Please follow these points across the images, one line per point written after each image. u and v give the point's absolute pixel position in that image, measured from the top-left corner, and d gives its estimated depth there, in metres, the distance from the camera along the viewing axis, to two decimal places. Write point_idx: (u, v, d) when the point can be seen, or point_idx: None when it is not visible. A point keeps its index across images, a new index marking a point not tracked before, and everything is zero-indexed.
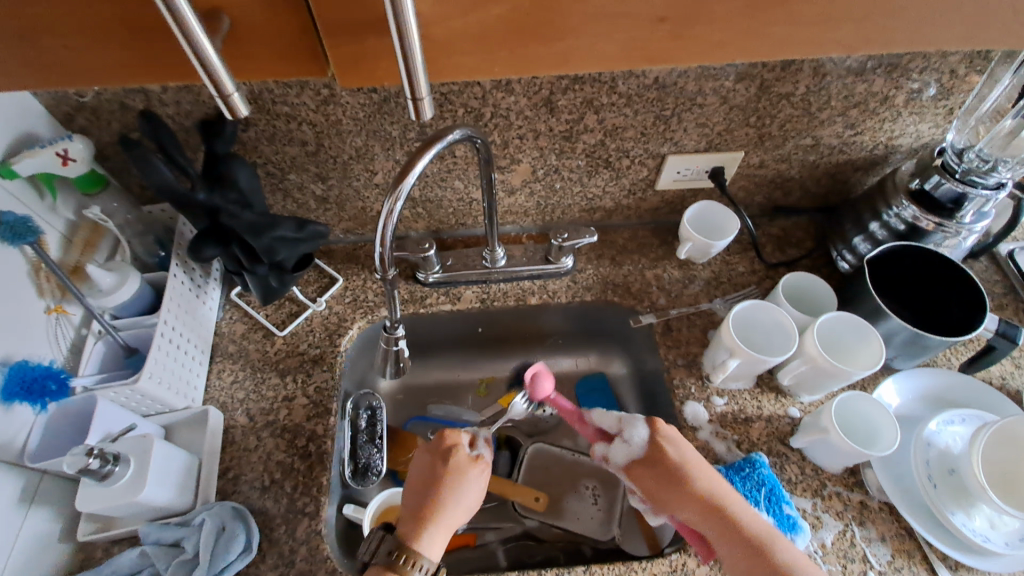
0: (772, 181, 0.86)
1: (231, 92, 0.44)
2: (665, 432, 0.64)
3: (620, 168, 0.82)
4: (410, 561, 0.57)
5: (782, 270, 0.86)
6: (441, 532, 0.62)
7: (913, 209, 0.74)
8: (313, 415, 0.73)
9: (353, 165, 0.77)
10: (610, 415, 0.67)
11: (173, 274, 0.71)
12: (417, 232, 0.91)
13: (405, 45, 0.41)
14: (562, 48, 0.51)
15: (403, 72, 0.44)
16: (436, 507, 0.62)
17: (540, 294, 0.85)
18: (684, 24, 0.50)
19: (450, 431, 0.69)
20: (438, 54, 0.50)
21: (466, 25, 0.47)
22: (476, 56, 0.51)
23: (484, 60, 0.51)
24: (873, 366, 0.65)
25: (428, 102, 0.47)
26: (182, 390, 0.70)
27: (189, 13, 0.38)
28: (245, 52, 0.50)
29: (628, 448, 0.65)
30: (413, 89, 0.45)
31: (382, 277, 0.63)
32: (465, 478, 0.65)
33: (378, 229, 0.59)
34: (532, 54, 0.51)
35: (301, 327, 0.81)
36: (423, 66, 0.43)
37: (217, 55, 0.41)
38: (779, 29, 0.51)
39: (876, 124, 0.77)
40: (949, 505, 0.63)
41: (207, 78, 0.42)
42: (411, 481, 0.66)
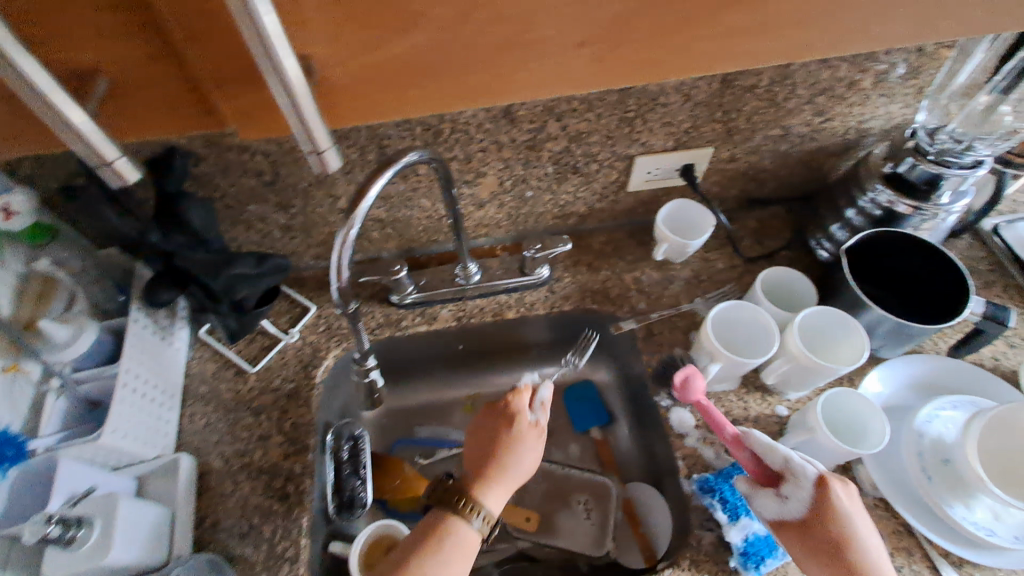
0: (746, 174, 0.84)
1: (113, 159, 0.43)
2: (835, 498, 0.55)
3: (589, 173, 0.80)
4: (471, 507, 0.58)
5: (762, 263, 0.85)
6: (503, 486, 0.61)
7: (888, 193, 0.72)
8: (290, 453, 0.71)
9: (314, 191, 0.74)
10: (777, 453, 0.57)
11: (133, 320, 0.70)
12: (389, 253, 0.88)
13: (293, 99, 0.41)
14: (494, 70, 0.48)
15: (297, 126, 0.43)
16: (499, 460, 0.62)
17: (517, 307, 0.83)
18: (630, 39, 0.48)
19: (510, 391, 0.68)
20: (346, 92, 0.48)
21: (367, 64, 0.46)
22: (385, 95, 0.49)
23: (397, 97, 0.49)
24: (857, 360, 0.63)
25: (331, 152, 0.46)
26: (150, 440, 0.68)
27: (49, 85, 0.39)
28: (142, 109, 0.49)
29: (781, 507, 0.56)
30: (312, 140, 0.44)
31: (343, 312, 0.61)
32: (525, 438, 0.64)
33: (333, 256, 0.56)
34: (451, 86, 0.49)
35: (274, 361, 0.78)
36: (315, 116, 0.42)
37: (86, 122, 0.40)
38: (730, 36, 0.49)
39: (846, 109, 0.75)
40: (948, 498, 0.62)
41: (82, 146, 0.41)
42: (472, 434, 0.67)
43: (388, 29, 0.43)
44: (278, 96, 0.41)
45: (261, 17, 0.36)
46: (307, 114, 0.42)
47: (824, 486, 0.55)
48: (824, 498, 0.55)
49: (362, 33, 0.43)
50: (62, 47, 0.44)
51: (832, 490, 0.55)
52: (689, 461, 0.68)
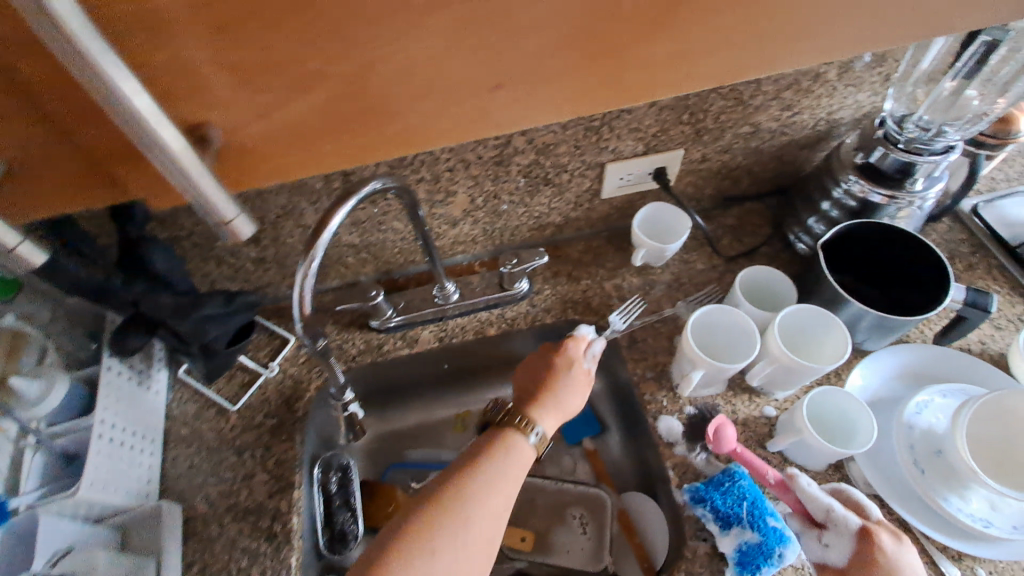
0: (720, 172, 0.84)
1: (13, 244, 0.44)
2: (883, 550, 0.56)
3: (560, 184, 0.79)
4: (527, 424, 0.62)
5: (743, 261, 0.84)
6: (554, 413, 0.66)
7: (861, 184, 0.71)
8: (275, 491, 0.70)
9: (282, 223, 0.73)
10: (818, 504, 0.59)
11: (106, 367, 0.68)
12: (366, 276, 0.87)
13: (178, 173, 0.38)
14: (416, 115, 0.45)
15: (196, 200, 0.40)
16: (554, 390, 0.68)
17: (499, 323, 0.82)
18: None
19: (568, 337, 0.74)
20: (255, 151, 0.44)
21: (270, 125, 0.43)
22: (298, 154, 0.46)
23: (310, 154, 0.46)
24: (840, 358, 0.62)
25: (239, 221, 0.42)
26: (131, 488, 0.67)
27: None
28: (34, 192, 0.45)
29: (823, 551, 0.59)
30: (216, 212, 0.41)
31: (311, 349, 0.61)
32: (578, 376, 0.70)
33: (295, 290, 0.54)
34: (364, 135, 0.46)
35: (255, 397, 0.77)
36: (214, 186, 0.40)
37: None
38: None
39: (814, 102, 0.75)
40: (942, 491, 0.61)
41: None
42: (524, 369, 0.72)
43: (284, 87, 0.40)
44: (165, 170, 0.38)
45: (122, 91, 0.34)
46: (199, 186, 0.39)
47: (869, 537, 0.56)
48: (869, 549, 0.56)
49: (258, 94, 0.41)
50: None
51: (879, 541, 0.56)
52: (679, 469, 0.67)
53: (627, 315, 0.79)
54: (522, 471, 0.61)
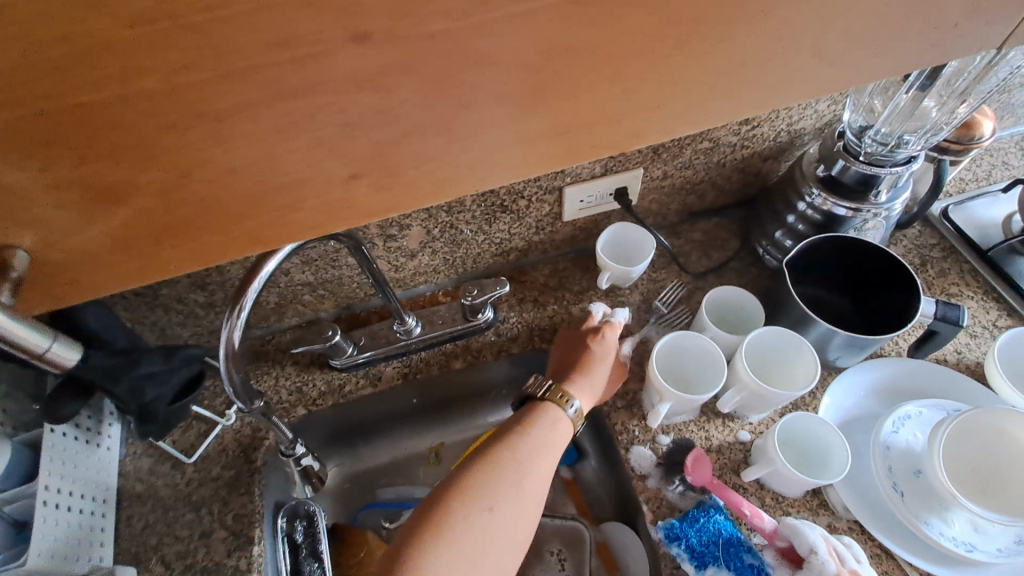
0: (683, 188, 0.81)
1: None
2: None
3: (519, 209, 0.76)
4: (565, 399, 0.63)
5: (712, 277, 0.82)
6: (588, 392, 0.66)
7: (824, 197, 0.70)
8: (234, 548, 0.67)
9: (228, 267, 0.70)
10: (801, 539, 0.55)
11: (51, 429, 0.64)
12: (326, 312, 0.84)
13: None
14: (285, 212, 0.35)
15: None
16: (588, 370, 0.67)
17: (464, 355, 0.80)
18: None
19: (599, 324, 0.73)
20: (76, 266, 0.34)
21: (84, 240, 0.33)
22: (134, 266, 0.35)
23: (148, 263, 0.35)
24: (810, 382, 0.60)
25: (59, 349, 0.38)
26: (83, 554, 0.63)
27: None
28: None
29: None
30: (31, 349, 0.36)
31: (249, 412, 0.59)
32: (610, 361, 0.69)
33: (220, 347, 0.51)
34: (221, 239, 0.35)
35: (212, 448, 0.74)
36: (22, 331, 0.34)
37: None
38: None
39: (773, 115, 0.73)
40: (923, 515, 0.59)
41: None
42: (559, 347, 0.72)
43: (87, 198, 0.30)
44: None
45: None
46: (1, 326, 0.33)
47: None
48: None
49: (63, 206, 0.30)
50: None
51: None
52: (653, 503, 0.64)
53: (666, 323, 0.77)
54: (561, 444, 0.62)
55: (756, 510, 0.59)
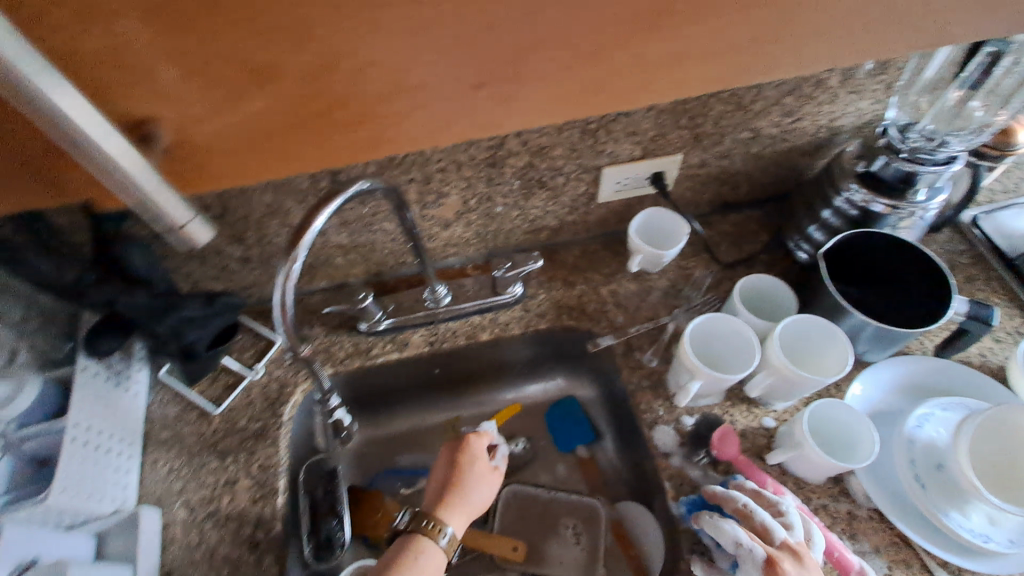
0: (718, 178, 0.82)
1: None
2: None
3: (556, 186, 0.77)
4: (436, 527, 0.64)
5: (741, 268, 0.83)
6: (462, 512, 0.67)
7: (863, 193, 0.70)
8: (259, 497, 0.68)
9: (268, 222, 0.70)
10: (725, 538, 0.55)
11: (82, 368, 0.65)
12: (356, 278, 0.85)
13: (116, 166, 0.38)
14: (355, 129, 0.46)
15: (145, 207, 0.41)
16: (459, 488, 0.68)
17: (492, 328, 0.80)
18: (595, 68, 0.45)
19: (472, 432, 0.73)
20: (214, 157, 0.45)
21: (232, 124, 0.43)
22: (252, 158, 0.46)
23: (275, 154, 0.46)
24: (842, 369, 0.62)
25: (195, 225, 0.44)
26: (106, 494, 0.64)
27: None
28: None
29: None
30: (169, 218, 0.42)
31: (293, 354, 0.57)
32: (482, 475, 0.70)
33: (274, 297, 0.52)
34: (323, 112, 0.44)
35: (239, 401, 0.75)
36: (164, 196, 0.41)
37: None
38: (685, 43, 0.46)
39: (815, 108, 0.74)
40: (944, 506, 0.60)
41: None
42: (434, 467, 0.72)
43: (246, 79, 0.40)
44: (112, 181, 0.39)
45: (75, 106, 0.35)
46: (146, 193, 0.40)
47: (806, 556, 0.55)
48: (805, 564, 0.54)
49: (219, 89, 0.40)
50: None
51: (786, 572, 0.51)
52: (675, 481, 0.66)
53: (692, 309, 0.78)
54: None
55: (780, 487, 0.62)
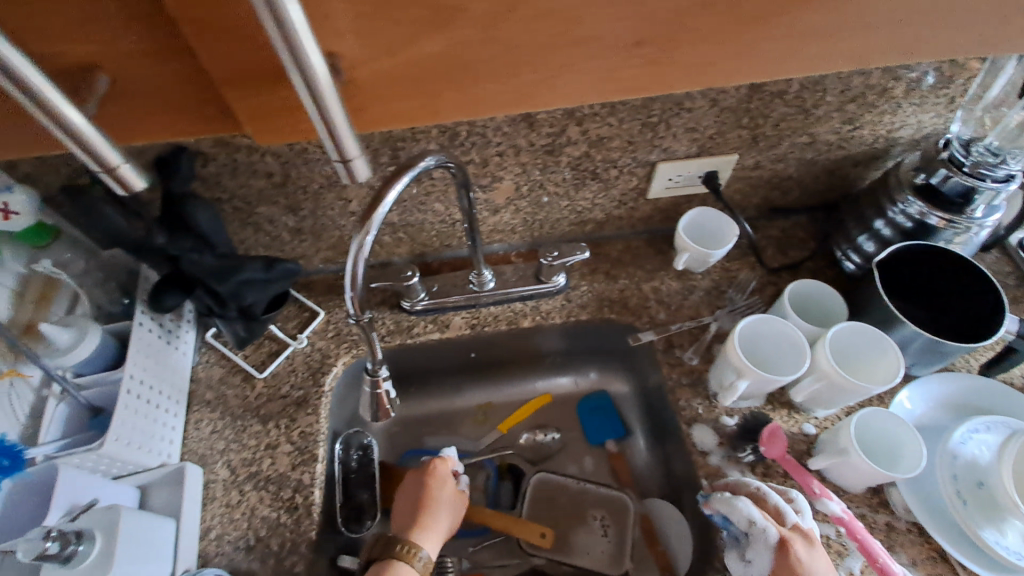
0: (769, 182, 0.82)
1: (117, 163, 0.40)
2: (799, 561, 0.55)
3: (608, 179, 0.77)
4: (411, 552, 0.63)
5: (786, 274, 0.83)
6: (434, 535, 0.67)
7: (919, 205, 0.70)
8: (298, 463, 0.70)
9: (325, 194, 0.71)
10: (740, 517, 0.57)
11: (139, 323, 0.66)
12: (400, 257, 0.86)
13: (315, 93, 0.38)
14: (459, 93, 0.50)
15: (326, 138, 0.42)
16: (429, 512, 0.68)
17: (533, 315, 0.81)
18: (666, 49, 0.49)
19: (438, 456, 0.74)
20: (366, 98, 0.49)
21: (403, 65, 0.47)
22: (406, 101, 0.50)
23: (432, 100, 0.51)
24: (891, 381, 0.62)
25: (360, 162, 0.44)
26: (153, 447, 0.65)
27: (25, 67, 0.34)
28: (153, 105, 0.51)
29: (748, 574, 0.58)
30: (339, 150, 0.42)
31: (355, 322, 0.56)
32: (451, 498, 0.71)
33: (347, 269, 0.51)
34: (477, 59, 0.47)
35: (282, 368, 0.77)
36: (345, 128, 0.41)
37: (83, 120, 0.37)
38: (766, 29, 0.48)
39: (876, 118, 0.73)
40: (981, 522, 0.60)
41: (83, 152, 0.38)
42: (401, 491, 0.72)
43: (428, 20, 0.44)
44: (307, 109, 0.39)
45: (305, 32, 0.35)
46: (334, 127, 0.40)
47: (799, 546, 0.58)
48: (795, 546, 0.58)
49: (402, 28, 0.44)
50: (60, 38, 0.44)
51: (796, 551, 0.56)
52: (712, 479, 0.66)
53: (736, 311, 0.78)
54: None
55: (826, 491, 0.64)
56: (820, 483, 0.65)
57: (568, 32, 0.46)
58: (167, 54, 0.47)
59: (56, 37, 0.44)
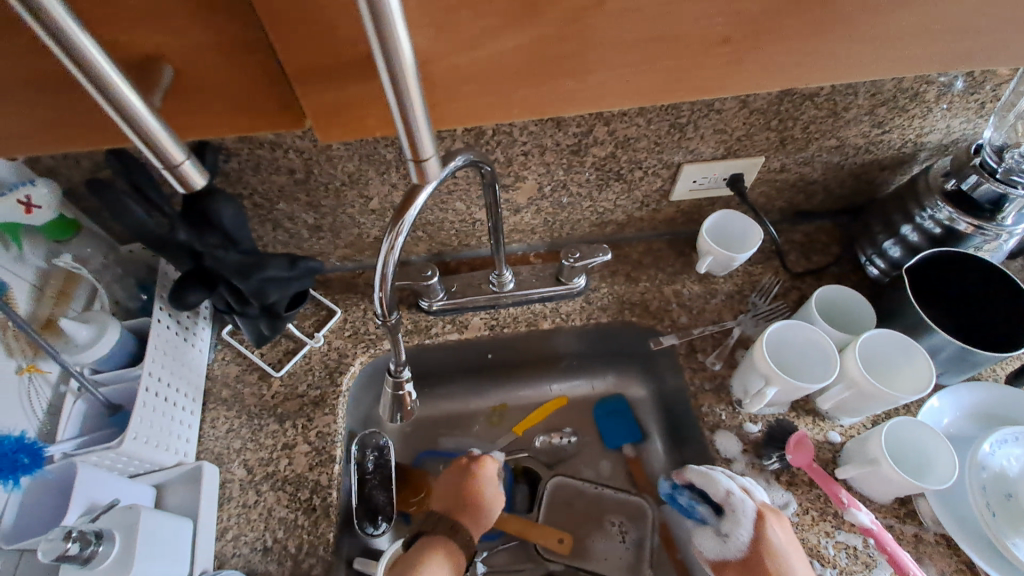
0: (794, 185, 0.81)
1: (181, 160, 0.38)
2: (771, 534, 0.58)
3: (632, 180, 0.76)
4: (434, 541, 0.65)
5: (809, 279, 0.82)
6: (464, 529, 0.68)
7: (948, 210, 0.68)
8: (316, 463, 0.69)
9: (346, 191, 0.70)
10: (718, 487, 0.61)
11: (158, 320, 0.65)
12: (418, 256, 0.84)
13: (399, 90, 0.36)
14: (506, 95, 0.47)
15: (403, 138, 0.40)
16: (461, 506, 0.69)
17: (553, 317, 0.80)
18: (752, 43, 0.45)
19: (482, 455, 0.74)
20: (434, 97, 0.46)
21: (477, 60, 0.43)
22: (476, 100, 0.47)
23: (499, 99, 0.47)
24: (921, 389, 0.61)
25: (432, 163, 0.43)
26: (171, 446, 0.64)
27: (101, 61, 0.32)
28: (194, 105, 0.45)
29: (721, 546, 0.62)
30: (416, 151, 0.41)
31: (382, 323, 0.56)
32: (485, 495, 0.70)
33: (376, 269, 0.52)
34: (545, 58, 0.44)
35: (299, 366, 0.76)
36: (425, 131, 0.40)
37: (153, 116, 0.35)
38: (804, 44, 0.46)
39: (905, 122, 0.72)
40: (1011, 534, 0.59)
41: (149, 150, 0.37)
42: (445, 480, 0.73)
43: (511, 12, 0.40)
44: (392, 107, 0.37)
45: (399, 23, 0.32)
46: (415, 127, 0.39)
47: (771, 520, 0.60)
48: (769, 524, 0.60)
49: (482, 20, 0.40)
50: (124, 28, 0.39)
51: (769, 525, 0.59)
52: None
53: (759, 315, 0.77)
54: None
55: (855, 501, 0.62)
56: (848, 493, 0.64)
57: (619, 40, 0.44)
58: (239, 51, 0.42)
59: (119, 26, 0.39)
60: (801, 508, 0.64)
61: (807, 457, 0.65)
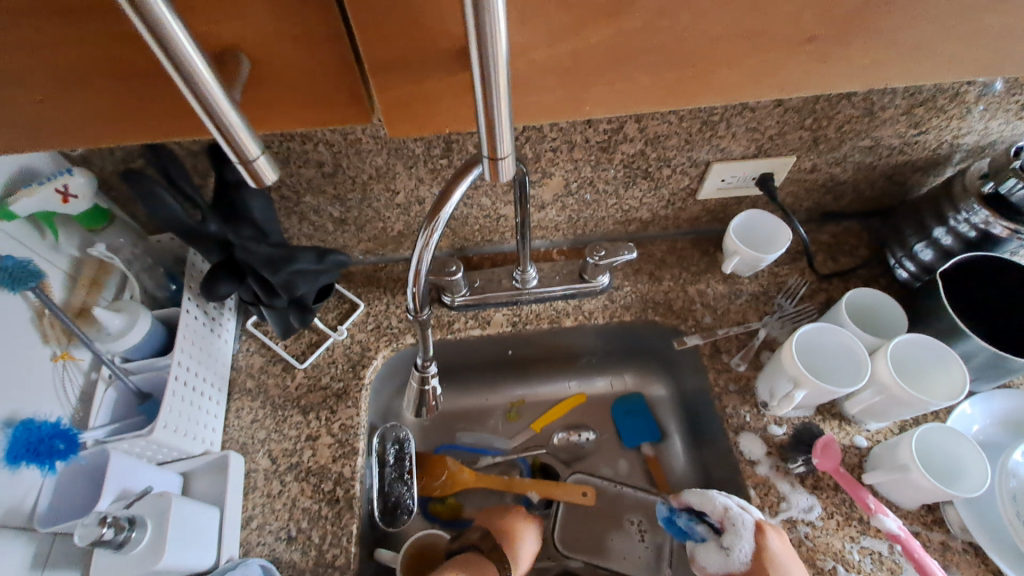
0: (824, 185, 0.80)
1: (255, 155, 0.38)
2: (771, 545, 0.57)
3: (659, 178, 0.75)
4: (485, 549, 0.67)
5: (837, 281, 0.81)
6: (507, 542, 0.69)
7: (984, 214, 0.66)
8: (339, 455, 0.69)
9: (373, 185, 0.70)
10: (715, 503, 0.61)
11: (186, 310, 0.65)
12: (440, 251, 0.84)
13: (488, 89, 0.35)
14: (564, 93, 0.45)
15: (483, 133, 0.40)
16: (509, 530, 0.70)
17: (575, 314, 0.80)
18: (835, 40, 0.43)
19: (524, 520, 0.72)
20: None
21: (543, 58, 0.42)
22: (532, 95, 0.45)
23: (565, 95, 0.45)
24: (955, 396, 0.60)
25: (508, 160, 0.43)
26: (199, 435, 0.65)
27: (193, 56, 0.32)
28: (263, 100, 0.44)
29: (726, 560, 0.59)
30: (493, 149, 0.41)
31: (414, 318, 0.58)
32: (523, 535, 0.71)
33: (412, 262, 0.53)
34: (599, 59, 0.42)
35: (323, 358, 0.76)
36: (507, 128, 0.39)
37: (235, 111, 0.35)
38: (868, 52, 0.44)
39: (942, 123, 0.70)
40: None
41: (225, 143, 0.37)
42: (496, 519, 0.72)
43: (594, 9, 0.38)
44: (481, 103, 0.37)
45: (499, 9, 0.31)
46: (497, 124, 0.38)
47: (766, 531, 0.59)
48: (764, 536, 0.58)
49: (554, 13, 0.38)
50: (204, 19, 0.37)
51: (769, 537, 0.58)
52: (760, 489, 0.65)
53: (783, 317, 0.77)
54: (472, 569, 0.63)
55: (882, 507, 0.62)
56: (874, 498, 0.63)
57: (691, 45, 0.42)
58: (315, 47, 0.40)
59: (195, 17, 0.37)
60: (825, 512, 0.63)
61: (834, 460, 0.64)
